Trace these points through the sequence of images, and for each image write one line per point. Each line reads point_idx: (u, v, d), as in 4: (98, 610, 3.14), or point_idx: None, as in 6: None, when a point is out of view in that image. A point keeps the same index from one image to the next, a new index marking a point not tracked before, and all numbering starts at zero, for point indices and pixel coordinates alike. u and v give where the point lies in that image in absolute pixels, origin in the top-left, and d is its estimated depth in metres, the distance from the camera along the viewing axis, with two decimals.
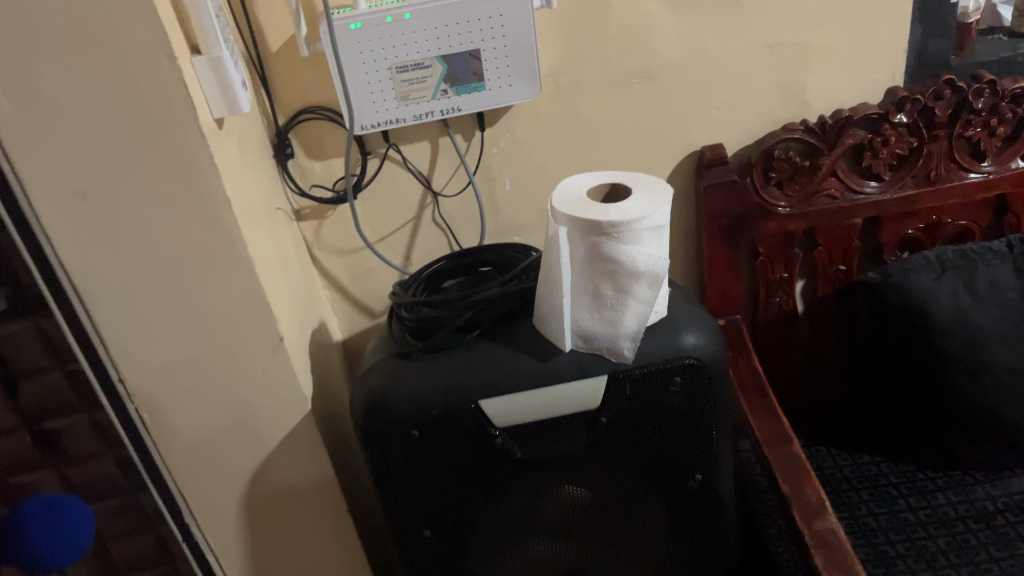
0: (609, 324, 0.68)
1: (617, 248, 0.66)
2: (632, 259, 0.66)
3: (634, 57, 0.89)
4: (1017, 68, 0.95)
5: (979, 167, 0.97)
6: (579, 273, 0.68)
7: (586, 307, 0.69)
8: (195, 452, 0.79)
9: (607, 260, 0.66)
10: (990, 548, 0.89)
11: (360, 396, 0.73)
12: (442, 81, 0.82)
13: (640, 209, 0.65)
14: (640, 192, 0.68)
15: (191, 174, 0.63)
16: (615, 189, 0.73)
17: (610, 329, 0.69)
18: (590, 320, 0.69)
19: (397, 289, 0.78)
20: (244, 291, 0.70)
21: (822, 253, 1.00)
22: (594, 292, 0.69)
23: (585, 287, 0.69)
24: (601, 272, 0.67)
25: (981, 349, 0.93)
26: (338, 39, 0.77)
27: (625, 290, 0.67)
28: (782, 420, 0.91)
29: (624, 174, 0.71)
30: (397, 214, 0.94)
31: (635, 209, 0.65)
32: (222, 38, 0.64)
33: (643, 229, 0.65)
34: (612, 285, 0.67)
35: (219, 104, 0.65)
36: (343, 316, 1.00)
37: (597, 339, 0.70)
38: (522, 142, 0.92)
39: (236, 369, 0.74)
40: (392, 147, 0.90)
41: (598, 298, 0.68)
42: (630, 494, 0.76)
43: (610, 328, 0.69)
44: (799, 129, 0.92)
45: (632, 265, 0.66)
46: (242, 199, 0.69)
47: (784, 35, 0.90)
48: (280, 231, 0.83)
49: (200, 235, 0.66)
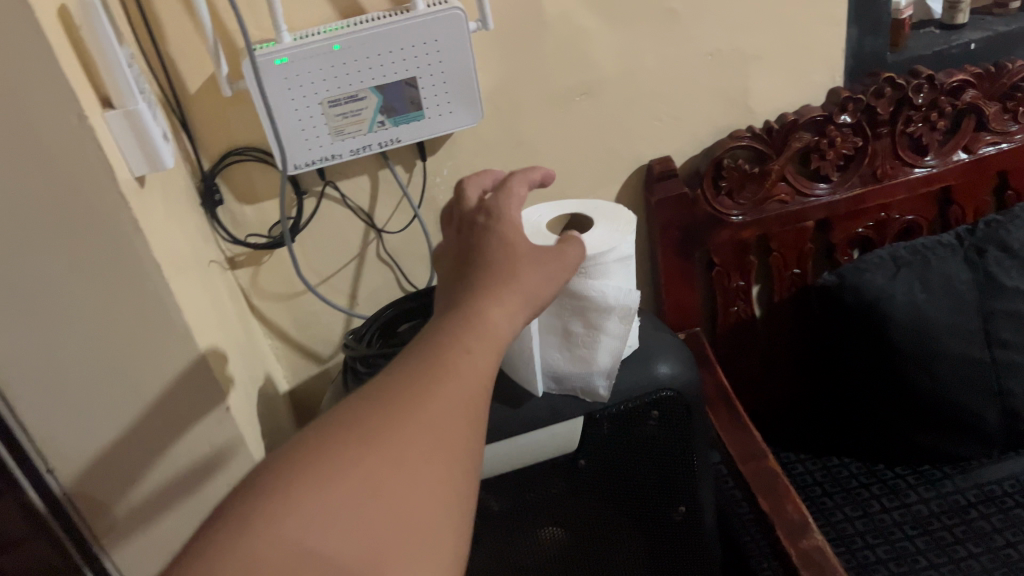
0: (582, 364, 0.65)
1: (585, 284, 0.62)
2: (600, 295, 0.62)
3: (575, 73, 0.85)
4: (950, 61, 0.95)
5: (922, 162, 0.97)
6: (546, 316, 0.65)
7: (556, 348, 0.66)
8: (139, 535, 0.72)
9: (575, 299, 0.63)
10: (968, 544, 0.89)
11: None
12: (378, 113, 0.77)
13: (605, 241, 0.62)
14: (602, 224, 0.65)
15: (116, 243, 0.57)
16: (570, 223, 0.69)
17: (583, 370, 0.65)
18: (562, 362, 0.66)
19: (349, 340, 0.73)
20: (181, 360, 0.63)
21: (776, 258, 0.99)
22: (562, 334, 0.65)
23: (553, 328, 0.65)
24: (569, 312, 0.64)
25: (934, 343, 0.93)
26: (263, 77, 0.72)
27: (594, 329, 0.64)
28: (753, 433, 0.90)
29: (583, 205, 0.68)
30: (339, 253, 0.89)
31: (600, 242, 0.62)
32: (138, 89, 0.58)
33: (610, 261, 0.62)
34: (580, 325, 0.64)
35: (140, 161, 0.59)
36: (287, 363, 0.95)
37: (571, 380, 0.66)
38: (466, 169, 0.88)
39: (179, 444, 0.67)
40: (329, 183, 0.84)
41: (567, 338, 0.65)
42: (610, 531, 0.73)
43: (583, 367, 0.65)
44: (746, 137, 0.91)
45: (601, 301, 0.63)
46: (172, 260, 0.63)
47: (722, 42, 0.87)
48: (215, 284, 0.77)
49: (127, 306, 0.59)
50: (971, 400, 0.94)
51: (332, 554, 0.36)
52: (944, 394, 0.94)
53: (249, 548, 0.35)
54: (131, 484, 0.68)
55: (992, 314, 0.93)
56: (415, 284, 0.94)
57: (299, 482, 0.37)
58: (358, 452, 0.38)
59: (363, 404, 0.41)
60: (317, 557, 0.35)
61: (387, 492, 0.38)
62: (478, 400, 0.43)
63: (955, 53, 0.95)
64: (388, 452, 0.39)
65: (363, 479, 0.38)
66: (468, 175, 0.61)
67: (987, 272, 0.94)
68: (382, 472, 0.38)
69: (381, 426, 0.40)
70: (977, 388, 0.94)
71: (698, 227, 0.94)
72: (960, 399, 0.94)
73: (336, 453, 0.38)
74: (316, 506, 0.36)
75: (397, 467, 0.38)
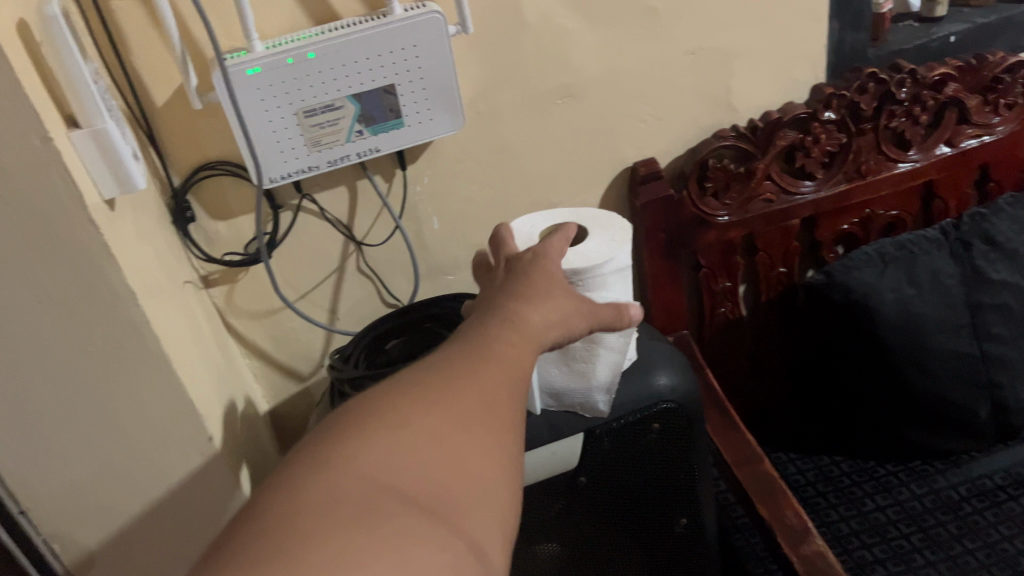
0: (581, 384, 0.64)
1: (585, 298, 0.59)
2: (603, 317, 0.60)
3: (556, 76, 0.83)
4: (931, 54, 0.95)
5: (907, 157, 0.96)
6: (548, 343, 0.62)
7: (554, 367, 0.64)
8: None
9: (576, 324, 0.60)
10: (964, 539, 0.89)
11: None
12: (356, 122, 0.74)
13: (603, 252, 0.60)
14: (597, 234, 0.63)
15: (85, 269, 0.53)
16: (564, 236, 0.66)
17: (583, 388, 0.64)
18: (561, 380, 0.64)
19: (335, 361, 0.71)
20: (160, 391, 0.59)
21: (763, 258, 0.98)
22: (562, 355, 0.63)
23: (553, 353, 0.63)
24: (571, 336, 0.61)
25: (924, 339, 0.92)
26: (235, 88, 0.68)
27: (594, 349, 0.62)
28: (747, 435, 0.89)
29: (576, 215, 0.67)
30: (318, 268, 0.86)
31: (598, 253, 0.60)
32: (104, 104, 0.55)
33: (609, 273, 0.60)
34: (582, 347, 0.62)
35: (108, 183, 0.56)
36: (266, 383, 0.91)
37: (570, 398, 0.65)
38: (447, 177, 0.85)
39: (157, 479, 0.63)
40: (306, 197, 0.81)
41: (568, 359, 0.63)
42: (611, 547, 0.71)
43: (582, 381, 0.63)
44: (730, 136, 0.89)
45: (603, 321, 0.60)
46: (145, 285, 0.60)
47: (704, 40, 0.86)
48: (190, 306, 0.73)
49: (100, 337, 0.56)
50: (960, 394, 0.94)
51: (410, 492, 0.35)
52: (934, 388, 0.93)
53: (328, 480, 0.35)
54: (106, 522, 0.64)
55: (979, 307, 0.93)
56: (398, 297, 0.91)
57: (367, 432, 0.37)
58: (422, 411, 0.39)
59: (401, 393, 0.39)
60: (396, 493, 0.35)
61: (452, 445, 0.38)
62: (513, 397, 0.42)
63: (936, 46, 0.94)
64: (451, 415, 0.39)
65: (429, 433, 0.38)
66: (497, 228, 0.58)
67: (973, 266, 0.94)
68: (448, 428, 0.38)
69: (441, 393, 0.40)
70: (965, 382, 0.93)
71: (684, 229, 0.92)
72: (950, 393, 0.94)
73: (399, 413, 0.38)
74: (389, 449, 0.37)
75: (461, 428, 0.39)
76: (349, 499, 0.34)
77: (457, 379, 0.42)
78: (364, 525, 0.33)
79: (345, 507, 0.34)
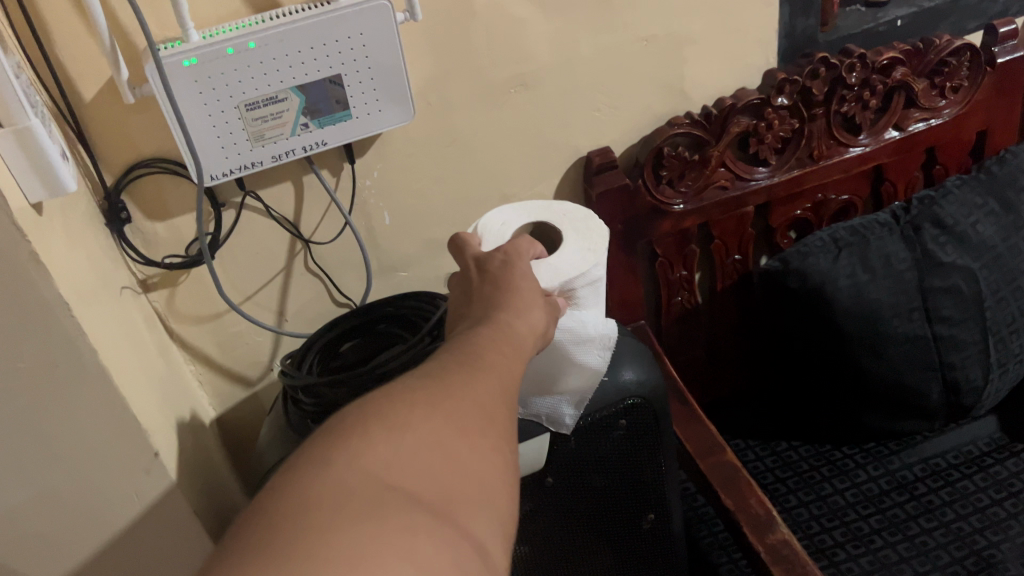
0: (558, 395, 0.62)
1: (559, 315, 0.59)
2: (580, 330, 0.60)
3: (508, 65, 0.80)
4: (879, 38, 0.95)
5: (856, 141, 0.96)
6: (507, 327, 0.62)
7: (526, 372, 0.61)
8: None
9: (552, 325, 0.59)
10: (921, 520, 0.90)
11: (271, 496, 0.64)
12: (301, 114, 0.71)
13: (576, 265, 0.59)
14: (572, 240, 0.61)
15: (11, 280, 0.49)
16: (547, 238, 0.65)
17: (556, 399, 0.62)
18: (533, 386, 0.61)
19: (287, 368, 0.67)
20: (100, 409, 0.56)
21: (718, 246, 0.97)
22: (539, 362, 0.60)
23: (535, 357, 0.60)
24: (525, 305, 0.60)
25: (879, 323, 0.92)
26: (170, 81, 0.64)
27: (579, 364, 0.61)
28: (708, 427, 0.88)
29: (552, 212, 0.65)
30: (264, 268, 0.82)
31: (572, 266, 0.59)
32: (28, 101, 0.51)
33: (579, 288, 0.60)
34: (567, 359, 0.61)
35: (35, 186, 0.51)
36: (212, 389, 0.87)
37: (538, 407, 0.62)
38: (397, 170, 0.82)
39: (102, 506, 0.59)
40: (249, 194, 0.77)
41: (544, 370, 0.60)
42: (578, 546, 0.69)
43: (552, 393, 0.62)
44: (685, 123, 0.88)
45: (578, 337, 0.60)
46: (79, 293, 0.56)
47: (657, 26, 0.84)
48: (129, 313, 0.69)
49: (31, 354, 0.52)
50: (914, 377, 0.94)
51: (409, 493, 0.34)
52: (888, 372, 0.94)
53: (331, 480, 0.34)
54: (45, 554, 0.59)
55: (931, 290, 0.93)
56: (349, 296, 0.88)
57: (364, 430, 0.36)
58: (417, 411, 0.38)
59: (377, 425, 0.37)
60: (397, 493, 0.34)
61: (447, 449, 0.37)
62: (483, 410, 0.40)
63: (883, 30, 0.95)
64: (444, 415, 0.38)
65: (423, 439, 0.37)
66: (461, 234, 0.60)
67: (924, 249, 0.94)
68: (443, 427, 0.38)
69: (431, 393, 0.40)
70: (920, 365, 0.94)
71: (641, 218, 0.91)
72: (905, 377, 0.94)
73: (396, 413, 0.38)
74: (390, 451, 0.36)
75: (456, 429, 0.38)
76: (353, 497, 0.33)
77: (426, 398, 0.39)
78: (369, 522, 0.32)
79: (351, 505, 0.33)
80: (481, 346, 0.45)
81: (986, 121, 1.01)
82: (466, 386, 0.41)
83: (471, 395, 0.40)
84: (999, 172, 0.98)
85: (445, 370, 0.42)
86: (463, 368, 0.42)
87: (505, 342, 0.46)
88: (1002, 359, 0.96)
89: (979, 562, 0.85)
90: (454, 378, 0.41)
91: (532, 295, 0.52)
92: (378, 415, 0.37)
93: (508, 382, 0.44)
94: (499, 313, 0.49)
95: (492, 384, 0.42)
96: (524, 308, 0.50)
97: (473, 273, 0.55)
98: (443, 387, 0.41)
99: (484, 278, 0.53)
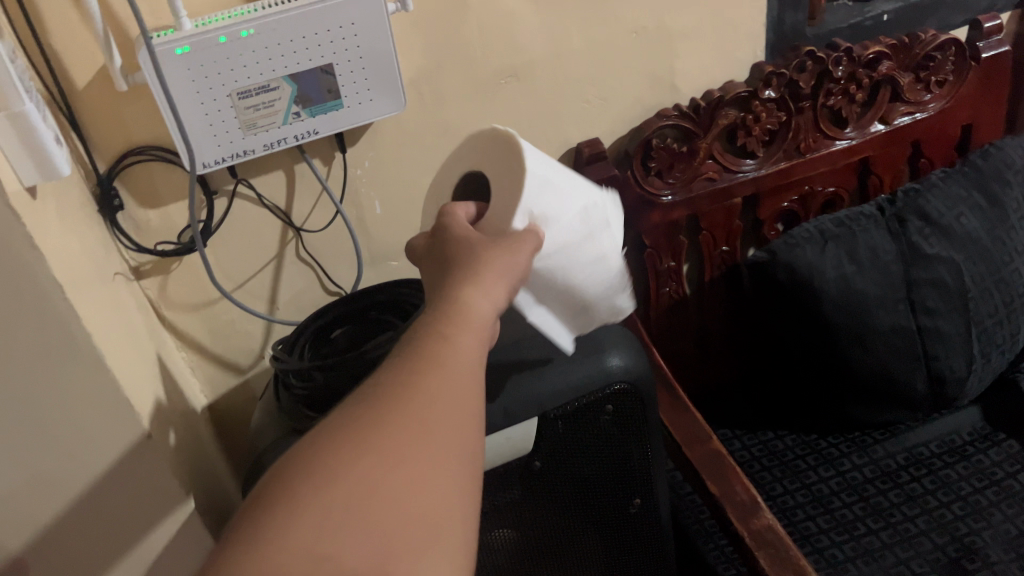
0: (602, 297, 0.62)
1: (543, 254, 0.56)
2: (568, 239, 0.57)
3: (499, 57, 0.81)
4: (866, 32, 0.96)
5: (843, 134, 0.97)
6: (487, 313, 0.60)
7: (565, 304, 0.61)
8: None
9: (549, 271, 0.57)
10: (903, 507, 0.92)
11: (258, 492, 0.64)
12: (293, 103, 0.71)
13: (512, 198, 0.54)
14: (495, 174, 0.57)
15: (8, 263, 0.50)
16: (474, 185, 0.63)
17: (604, 299, 0.62)
18: (577, 307, 0.62)
19: (279, 352, 0.68)
20: (94, 391, 0.56)
21: (706, 237, 0.98)
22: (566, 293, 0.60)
23: (566, 290, 0.59)
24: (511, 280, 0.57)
25: (864, 315, 0.94)
26: (163, 69, 0.65)
27: (599, 259, 0.60)
28: (695, 416, 0.89)
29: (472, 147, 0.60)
30: (256, 256, 0.83)
31: (510, 204, 0.54)
32: (23, 87, 0.52)
33: (535, 210, 0.54)
34: (588, 269, 0.59)
35: (30, 170, 0.52)
36: (203, 376, 0.88)
37: (593, 318, 0.63)
38: (388, 160, 0.83)
39: (95, 489, 0.60)
40: (242, 182, 0.78)
41: (581, 289, 0.60)
42: (566, 530, 0.70)
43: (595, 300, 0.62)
44: (674, 115, 0.89)
45: (581, 244, 0.58)
46: (74, 277, 0.56)
47: (647, 19, 0.85)
48: (122, 300, 0.69)
49: (26, 336, 0.52)
50: (898, 367, 0.96)
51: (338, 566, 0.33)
52: (873, 363, 0.95)
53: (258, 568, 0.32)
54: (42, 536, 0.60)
55: (916, 282, 0.95)
56: (340, 285, 0.89)
57: (293, 493, 0.35)
58: (351, 451, 0.36)
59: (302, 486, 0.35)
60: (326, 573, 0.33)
61: (386, 493, 0.35)
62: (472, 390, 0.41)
63: (870, 25, 0.96)
64: (381, 449, 0.36)
65: (355, 492, 0.35)
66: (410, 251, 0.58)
67: (909, 241, 0.95)
68: (377, 467, 0.36)
69: (366, 420, 0.38)
70: (904, 356, 0.95)
71: (629, 209, 0.92)
72: (889, 367, 0.95)
73: (328, 460, 0.36)
74: (316, 518, 0.34)
75: (395, 463, 0.36)
76: None
77: (363, 432, 0.37)
78: None
79: None
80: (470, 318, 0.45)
81: (971, 115, 1.02)
82: (428, 380, 0.40)
83: (409, 412, 0.38)
84: (983, 165, 1.00)
85: (385, 384, 0.40)
86: (447, 341, 0.43)
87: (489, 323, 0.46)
88: (986, 350, 0.98)
89: (960, 548, 0.86)
90: (410, 379, 0.40)
91: (489, 255, 0.50)
92: (310, 467, 0.35)
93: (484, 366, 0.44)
94: (480, 268, 0.49)
95: (477, 366, 0.43)
96: (512, 287, 0.50)
97: (428, 247, 0.54)
98: (425, 365, 0.41)
99: (435, 258, 0.52)
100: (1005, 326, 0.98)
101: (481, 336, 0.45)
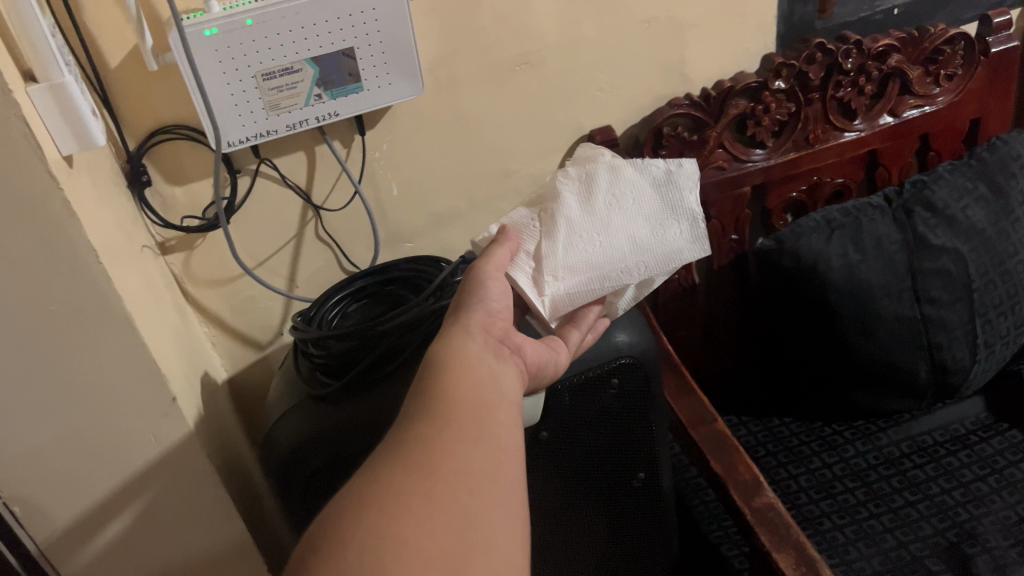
0: (653, 179, 0.66)
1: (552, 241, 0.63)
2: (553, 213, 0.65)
3: (514, 44, 0.84)
4: (876, 26, 0.98)
5: (851, 125, 0.99)
6: (567, 353, 0.63)
7: (645, 222, 0.65)
8: (93, 555, 0.67)
9: (585, 231, 0.64)
10: (905, 493, 0.93)
11: (272, 462, 0.67)
12: (315, 85, 0.74)
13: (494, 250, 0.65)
14: None
15: (46, 227, 0.53)
16: (524, 317, 0.69)
17: (655, 182, 0.66)
18: (658, 213, 0.65)
19: (297, 322, 0.71)
20: (122, 353, 0.59)
21: (715, 225, 1.00)
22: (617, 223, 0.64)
23: (623, 217, 0.65)
24: (597, 277, 0.63)
25: (870, 304, 0.95)
26: (192, 49, 0.67)
27: (593, 178, 0.67)
28: (701, 398, 0.91)
29: None
30: (276, 235, 0.86)
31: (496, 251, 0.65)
32: (63, 61, 0.55)
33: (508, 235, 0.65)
34: (597, 188, 0.66)
35: (67, 140, 0.55)
36: (224, 352, 0.91)
37: (679, 190, 0.66)
38: (405, 143, 0.85)
39: (123, 445, 0.63)
40: (265, 161, 0.80)
41: (628, 200, 0.66)
42: (571, 503, 0.73)
43: (641, 199, 0.66)
44: (684, 104, 0.91)
45: (572, 194, 0.66)
46: (106, 243, 0.59)
47: (659, 9, 0.87)
48: (150, 272, 0.72)
49: (61, 296, 0.55)
50: (902, 356, 0.97)
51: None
52: (877, 351, 0.97)
53: None
54: (73, 489, 0.63)
55: (921, 272, 0.96)
56: (356, 264, 0.92)
57: (317, 556, 0.37)
58: (356, 516, 0.39)
59: (327, 539, 0.38)
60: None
61: (401, 524, 0.39)
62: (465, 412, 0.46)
63: (880, 19, 0.98)
64: (384, 506, 0.40)
65: (376, 530, 0.38)
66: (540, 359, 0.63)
67: (915, 232, 0.97)
68: (388, 514, 0.39)
69: (373, 485, 0.41)
70: (909, 345, 0.97)
71: None
72: (893, 355, 0.97)
73: (337, 530, 0.39)
74: (344, 557, 0.37)
75: (399, 513, 0.39)
76: None
77: (375, 490, 0.41)
78: None
79: None
80: (458, 356, 0.51)
81: (979, 109, 1.04)
82: (423, 431, 0.45)
83: (412, 463, 0.43)
84: (990, 158, 1.01)
85: (384, 453, 0.44)
86: (433, 397, 0.48)
87: (483, 364, 0.52)
88: (989, 340, 0.99)
89: (960, 533, 0.87)
90: (405, 441, 0.45)
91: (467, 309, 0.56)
92: (330, 525, 0.39)
93: (487, 403, 0.49)
94: (455, 322, 0.55)
95: (469, 402, 0.48)
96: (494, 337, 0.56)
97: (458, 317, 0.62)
98: (409, 430, 0.46)
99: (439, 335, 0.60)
100: (1008, 318, 1.00)
101: (476, 380, 0.50)
